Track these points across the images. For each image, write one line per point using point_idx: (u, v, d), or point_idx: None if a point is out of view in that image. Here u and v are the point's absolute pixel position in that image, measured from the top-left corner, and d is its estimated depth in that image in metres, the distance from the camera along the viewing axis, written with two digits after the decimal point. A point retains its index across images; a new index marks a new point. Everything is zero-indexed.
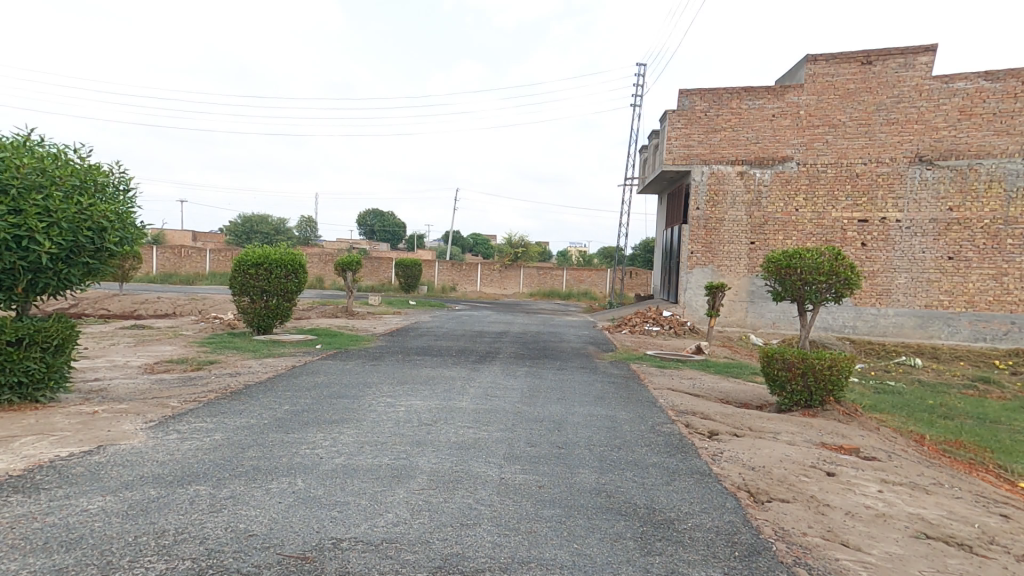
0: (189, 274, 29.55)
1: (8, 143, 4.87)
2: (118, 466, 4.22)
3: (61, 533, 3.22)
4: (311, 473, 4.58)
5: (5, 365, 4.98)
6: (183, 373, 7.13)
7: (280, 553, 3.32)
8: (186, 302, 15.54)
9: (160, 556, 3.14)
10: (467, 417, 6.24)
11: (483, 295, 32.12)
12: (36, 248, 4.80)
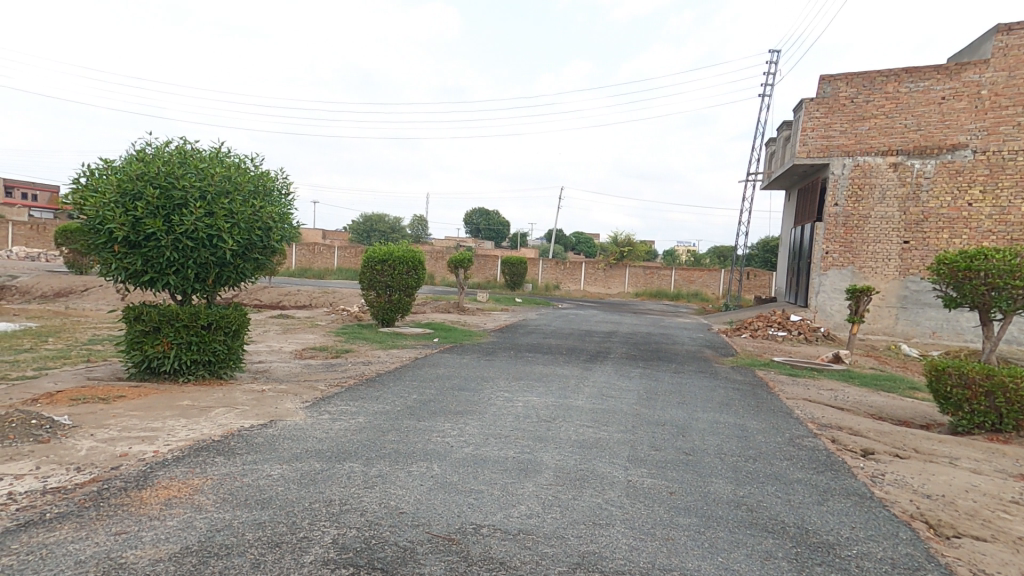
0: (320, 269, 32.74)
1: (206, 155, 5.70)
2: (289, 439, 4.80)
3: (256, 492, 3.73)
4: (446, 460, 4.85)
5: (199, 346, 5.86)
6: (326, 360, 7.91)
7: (429, 532, 3.55)
8: (320, 294, 17.26)
9: (331, 522, 3.50)
10: (585, 416, 6.24)
11: (587, 294, 31.90)
12: (223, 246, 5.56)
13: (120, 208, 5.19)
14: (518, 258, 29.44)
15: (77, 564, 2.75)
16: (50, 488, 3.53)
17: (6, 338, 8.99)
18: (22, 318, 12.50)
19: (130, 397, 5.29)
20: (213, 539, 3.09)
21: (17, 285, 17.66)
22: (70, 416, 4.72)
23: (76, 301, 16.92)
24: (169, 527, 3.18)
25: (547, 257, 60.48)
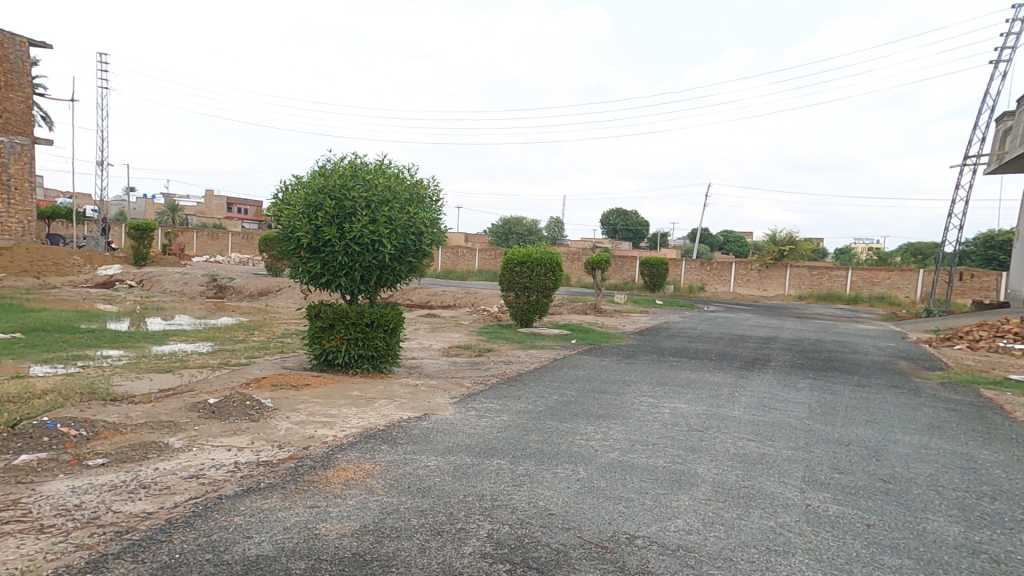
0: (463, 271, 34.90)
1: (372, 167, 6.30)
2: (441, 432, 5.05)
3: (416, 480, 3.96)
4: (592, 464, 4.67)
5: (364, 341, 6.51)
6: (470, 358, 8.28)
7: (581, 537, 3.41)
8: (463, 295, 18.33)
9: (485, 517, 3.55)
10: (744, 428, 5.62)
11: (739, 296, 29.43)
12: (382, 250, 6.08)
13: (304, 218, 5.96)
14: (659, 258, 28.15)
15: (284, 530, 3.20)
16: (262, 460, 4.16)
17: (227, 331, 11.02)
18: (238, 314, 15.26)
19: (314, 385, 6.05)
20: (385, 521, 3.33)
21: (234, 285, 21.61)
22: (271, 400, 5.54)
23: (274, 300, 20.19)
24: (349, 505, 3.51)
25: (691, 257, 57.13)
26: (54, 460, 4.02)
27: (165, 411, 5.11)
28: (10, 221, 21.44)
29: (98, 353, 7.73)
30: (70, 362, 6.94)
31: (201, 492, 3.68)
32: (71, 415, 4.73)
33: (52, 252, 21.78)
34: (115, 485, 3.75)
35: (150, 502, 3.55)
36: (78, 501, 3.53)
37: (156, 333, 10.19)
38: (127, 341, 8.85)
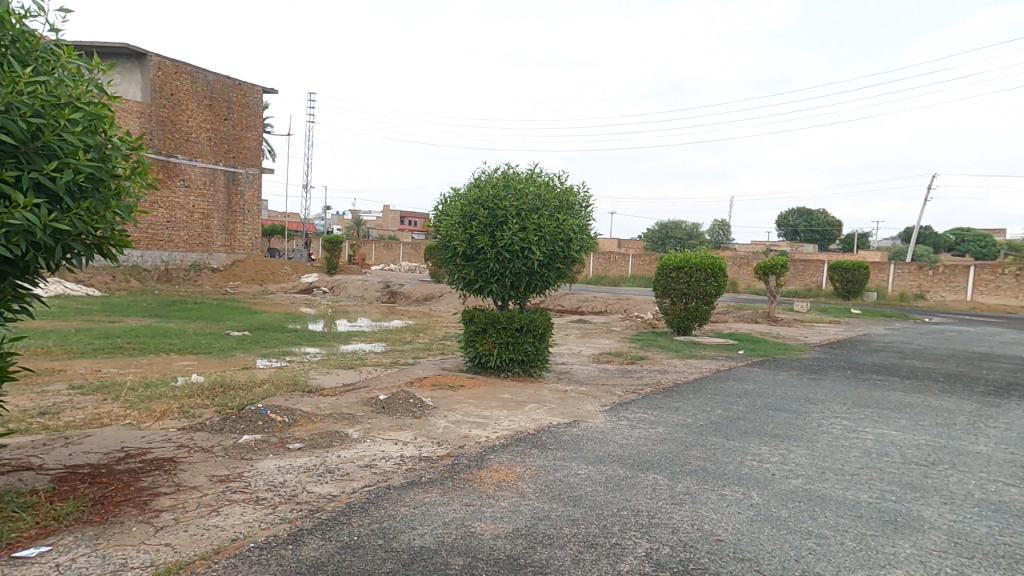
0: (616, 278, 34.18)
1: (522, 176, 6.49)
2: (591, 440, 4.87)
3: (567, 488, 3.84)
4: (768, 489, 4.04)
5: (515, 346, 6.67)
6: (621, 366, 7.94)
7: (758, 572, 2.93)
8: (614, 301, 17.91)
9: (642, 534, 3.27)
10: (989, 468, 4.37)
11: (983, 308, 23.96)
12: (531, 256, 6.20)
13: (460, 228, 6.34)
14: (857, 262, 24.07)
15: (443, 525, 3.34)
16: (423, 456, 4.43)
17: (397, 332, 12.30)
18: (407, 318, 16.97)
19: (469, 387, 6.36)
20: (537, 526, 3.27)
21: (405, 291, 24.15)
22: (431, 399, 5.95)
23: (438, 306, 22.08)
24: (502, 507, 3.53)
25: (903, 261, 48.55)
26: (266, 441, 4.81)
27: (346, 405, 5.80)
28: (242, 237, 26.72)
29: (300, 349, 9.20)
30: (280, 356, 8.37)
31: (374, 480, 4.06)
32: (278, 404, 5.64)
33: (272, 265, 26.86)
34: (308, 468, 4.35)
35: (335, 485, 4.03)
36: (281, 479, 4.18)
37: (342, 333, 11.79)
38: (321, 340, 10.38)
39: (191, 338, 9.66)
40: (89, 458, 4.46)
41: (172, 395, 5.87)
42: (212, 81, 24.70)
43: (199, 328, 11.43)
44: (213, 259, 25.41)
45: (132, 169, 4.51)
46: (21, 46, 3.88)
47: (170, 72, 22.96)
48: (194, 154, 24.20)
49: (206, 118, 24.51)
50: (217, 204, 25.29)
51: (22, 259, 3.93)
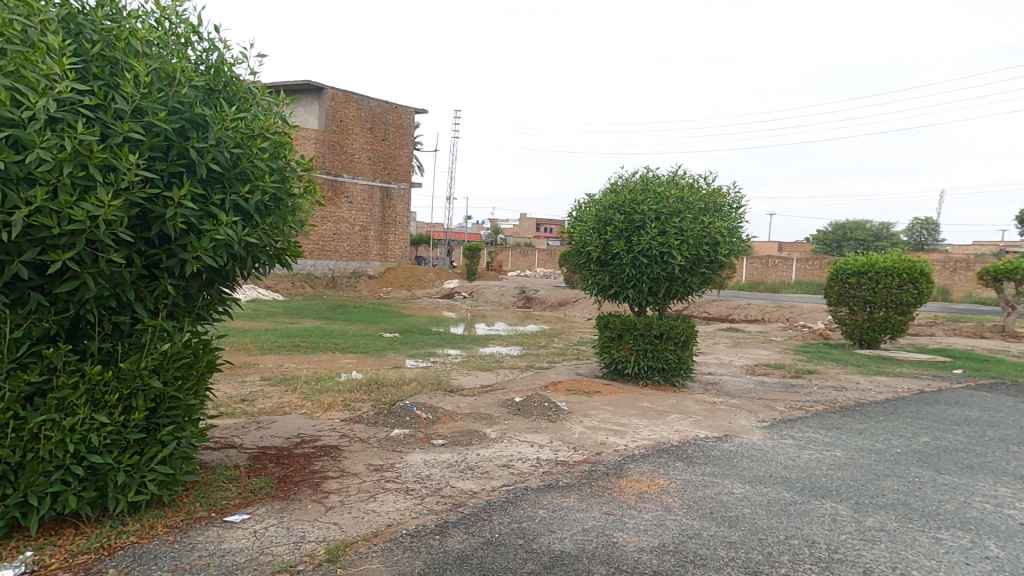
0: (776, 282, 31.61)
1: (662, 179, 6.33)
2: (748, 458, 4.50)
3: (721, 507, 3.58)
4: (1013, 541, 3.31)
5: (654, 353, 6.49)
6: (783, 379, 7.59)
7: None
8: (773, 310, 17.59)
9: (820, 569, 2.90)
10: None
11: None
12: (673, 262, 6.06)
13: (595, 233, 6.36)
14: None
15: (584, 531, 3.31)
16: (560, 460, 4.46)
17: (532, 337, 12.62)
18: (542, 323, 17.35)
19: (603, 394, 6.28)
20: (687, 544, 3.10)
21: (540, 297, 24.72)
22: (566, 403, 5.98)
23: (572, 312, 22.34)
24: (645, 519, 3.40)
25: None
26: (413, 436, 5.21)
27: (484, 405, 6.06)
28: (394, 246, 29.58)
29: (443, 351, 9.89)
30: (426, 357, 9.08)
31: (512, 480, 4.17)
32: (423, 401, 6.08)
33: (417, 272, 29.32)
34: (451, 463, 4.61)
35: (475, 482, 4.21)
36: (428, 472, 4.48)
37: (481, 336, 12.45)
38: (462, 343, 11.05)
39: (353, 338, 10.91)
40: (274, 441, 5.23)
41: (337, 389, 6.66)
42: (373, 107, 27.56)
43: (359, 329, 12.88)
44: (370, 267, 28.52)
45: (305, 188, 5.30)
46: (231, 90, 4.82)
47: (340, 101, 26.11)
48: (356, 173, 27.30)
49: (367, 140, 27.48)
50: (373, 217, 28.36)
51: (225, 268, 4.88)
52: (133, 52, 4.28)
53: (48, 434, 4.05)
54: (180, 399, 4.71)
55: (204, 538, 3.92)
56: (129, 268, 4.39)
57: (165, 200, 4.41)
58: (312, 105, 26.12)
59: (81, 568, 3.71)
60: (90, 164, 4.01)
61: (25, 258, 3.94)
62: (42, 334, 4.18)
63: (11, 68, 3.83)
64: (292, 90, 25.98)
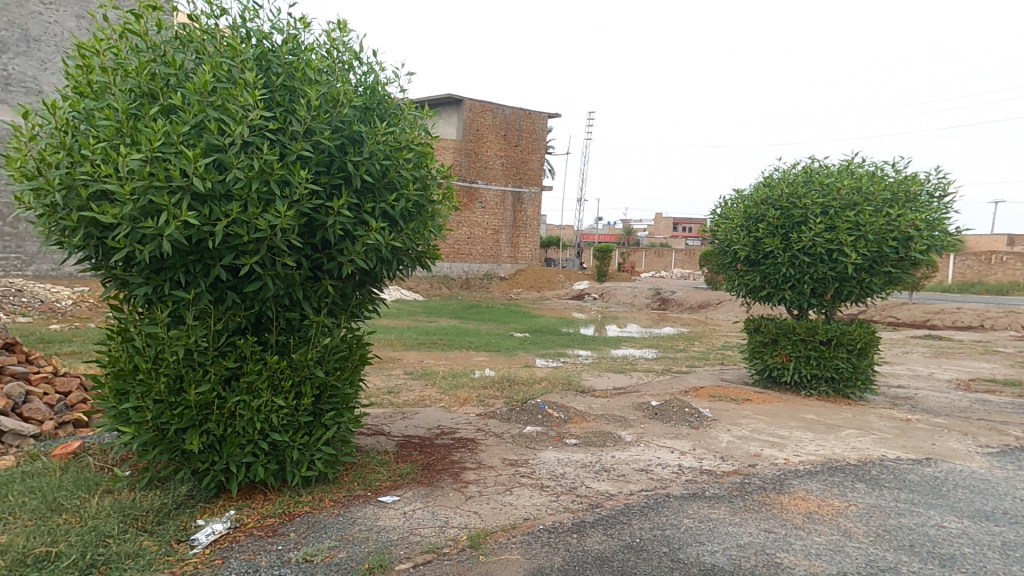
0: (1007, 282, 28.38)
1: (836, 174, 7.34)
2: (964, 488, 4.10)
3: (928, 542, 3.23)
4: None
5: (824, 361, 7.54)
6: (1010, 399, 8.09)
7: None
8: (997, 316, 17.59)
9: None
10: None
11: None
12: (845, 259, 7.03)
13: (744, 230, 7.63)
14: None
15: (738, 547, 3.15)
16: (705, 469, 4.34)
17: (668, 339, 13.36)
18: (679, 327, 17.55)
19: (750, 403, 6.36)
20: None
21: (676, 298, 24.71)
22: (710, 411, 5.97)
23: (714, 314, 22.14)
24: (817, 542, 3.19)
25: None
26: (546, 433, 5.32)
27: (617, 407, 6.05)
28: (525, 249, 30.54)
29: (573, 351, 10.08)
30: (558, 357, 9.29)
31: (650, 486, 4.09)
32: (554, 400, 6.20)
33: (547, 274, 30.26)
34: (586, 463, 4.63)
35: (612, 485, 4.18)
36: (561, 470, 4.54)
37: (611, 338, 12.80)
38: (592, 343, 11.33)
39: (486, 337, 11.49)
40: (418, 431, 5.65)
41: (471, 385, 7.02)
42: (507, 114, 28.65)
43: (492, 328, 13.58)
44: (501, 269, 29.60)
45: (444, 194, 5.66)
46: (384, 107, 5.30)
47: (478, 111, 27.48)
48: (490, 180, 28.60)
49: (501, 147, 28.66)
50: (505, 221, 29.55)
51: (375, 271, 5.35)
52: (307, 81, 4.88)
53: (240, 413, 4.77)
54: (338, 388, 5.26)
55: (363, 513, 4.36)
56: (299, 271, 5.00)
57: (327, 209, 4.94)
58: (451, 116, 27.81)
59: (270, 529, 4.39)
60: (271, 180, 4.64)
61: (224, 262, 4.67)
62: (236, 327, 4.93)
63: (217, 103, 4.58)
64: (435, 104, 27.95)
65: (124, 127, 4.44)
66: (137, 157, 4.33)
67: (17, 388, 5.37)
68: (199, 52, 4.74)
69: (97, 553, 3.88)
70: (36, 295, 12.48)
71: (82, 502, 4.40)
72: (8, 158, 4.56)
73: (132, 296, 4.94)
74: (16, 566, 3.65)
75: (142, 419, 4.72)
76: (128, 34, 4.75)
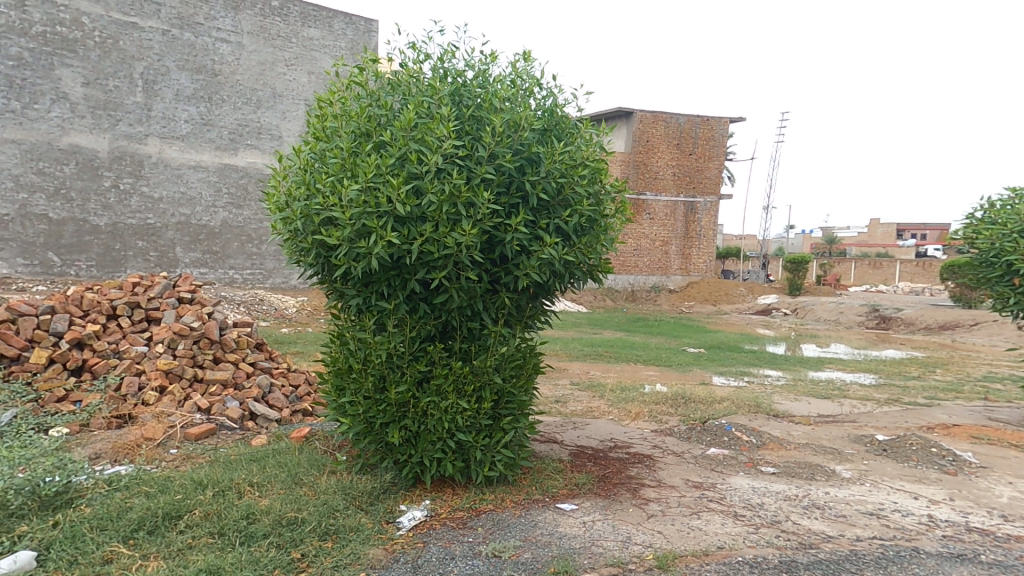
0: None
1: None
2: None
3: None
4: None
5: None
6: None
7: None
8: None
9: None
10: None
11: None
12: None
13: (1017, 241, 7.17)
14: None
15: None
16: (973, 527, 3.95)
17: (895, 365, 12.56)
18: (907, 351, 16.02)
19: None
20: None
21: (902, 316, 22.05)
22: (975, 456, 5.61)
23: (965, 337, 19.30)
24: None
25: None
26: (735, 458, 5.21)
27: (825, 438, 6.00)
28: (697, 261, 29.10)
29: (759, 372, 10.28)
30: (739, 377, 9.62)
31: (886, 535, 3.75)
32: (741, 422, 6.23)
33: (724, 286, 28.65)
34: (789, 496, 4.38)
35: (828, 526, 3.87)
36: (759, 500, 4.30)
37: (808, 359, 12.65)
38: (783, 364, 11.48)
39: (653, 351, 11.74)
40: (590, 441, 5.75)
41: (643, 400, 7.02)
42: (682, 123, 27.92)
43: (662, 343, 13.68)
44: (671, 281, 28.81)
45: (617, 208, 5.71)
46: (561, 127, 5.53)
47: (648, 121, 27.29)
48: (660, 190, 27.98)
49: (673, 156, 27.99)
50: (675, 232, 28.68)
51: (548, 283, 5.55)
52: (493, 110, 5.30)
53: (432, 412, 5.30)
54: (515, 395, 5.55)
55: (543, 517, 4.52)
56: (479, 284, 5.39)
57: (506, 227, 5.26)
58: (621, 129, 28.08)
59: (460, 522, 4.79)
60: (459, 202, 5.08)
61: (418, 276, 5.22)
62: (427, 334, 5.48)
63: (417, 137, 5.19)
64: (606, 118, 28.40)
65: (346, 163, 5.26)
66: (355, 187, 5.05)
67: (265, 380, 6.70)
68: (405, 94, 5.45)
69: (329, 523, 4.62)
70: (272, 303, 15.50)
71: (314, 479, 5.28)
72: (268, 195, 5.70)
73: (347, 306, 5.77)
74: (276, 525, 4.50)
75: (355, 412, 5.49)
76: (353, 84, 5.65)
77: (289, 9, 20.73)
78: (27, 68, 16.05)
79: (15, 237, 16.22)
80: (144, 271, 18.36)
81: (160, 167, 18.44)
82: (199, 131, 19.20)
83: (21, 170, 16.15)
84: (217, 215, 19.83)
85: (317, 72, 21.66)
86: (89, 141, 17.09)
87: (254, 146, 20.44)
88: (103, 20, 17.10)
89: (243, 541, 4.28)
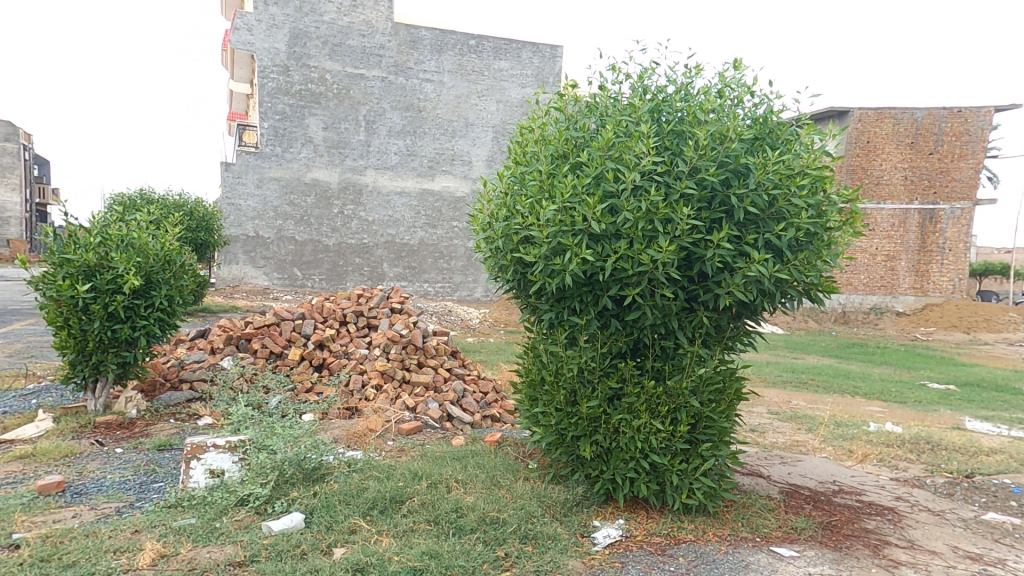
0: None
1: None
2: None
3: None
4: None
5: None
6: None
7: None
8: None
9: None
10: None
11: None
12: None
13: None
14: None
15: None
16: None
17: None
18: None
19: None
20: None
21: None
22: None
23: None
24: None
25: None
26: None
27: None
28: (939, 278, 24.56)
29: None
30: (1016, 425, 7.78)
31: None
32: None
33: (984, 310, 23.64)
34: None
35: None
36: None
37: None
38: None
39: (880, 383, 10.20)
40: (806, 481, 5.27)
41: (868, 440, 6.34)
42: (919, 118, 24.07)
43: (891, 375, 11.85)
44: (899, 302, 24.76)
45: (844, 220, 5.14)
46: (774, 135, 5.17)
47: (869, 120, 24.04)
48: (884, 197, 24.40)
49: (905, 157, 24.16)
50: (906, 245, 24.53)
51: (755, 302, 5.15)
52: (697, 123, 5.16)
53: (624, 430, 5.25)
54: (715, 420, 5.24)
55: (756, 559, 4.13)
56: (676, 301, 5.18)
57: (707, 243, 5.00)
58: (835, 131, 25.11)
59: (659, 548, 4.63)
60: (656, 219, 4.97)
61: (611, 293, 5.19)
62: (618, 351, 5.41)
63: (614, 155, 5.23)
64: (817, 119, 25.62)
65: (543, 184, 5.48)
66: (553, 208, 5.18)
67: (460, 386, 7.36)
68: (602, 114, 5.59)
69: (527, 527, 4.80)
70: (459, 315, 17.11)
71: (510, 483, 5.57)
72: (474, 217, 6.22)
73: (539, 320, 5.97)
74: (481, 522, 4.82)
75: (548, 423, 5.65)
76: (552, 110, 5.97)
77: (484, 46, 22.83)
78: (288, 120, 20.28)
79: (274, 255, 20.41)
80: (361, 284, 21.78)
81: (374, 195, 21.66)
82: (405, 161, 22.04)
83: (279, 202, 20.32)
84: (416, 234, 22.53)
85: (505, 99, 23.28)
86: (325, 174, 20.91)
87: (449, 172, 22.71)
88: (340, 74, 20.90)
89: (454, 532, 4.68)
